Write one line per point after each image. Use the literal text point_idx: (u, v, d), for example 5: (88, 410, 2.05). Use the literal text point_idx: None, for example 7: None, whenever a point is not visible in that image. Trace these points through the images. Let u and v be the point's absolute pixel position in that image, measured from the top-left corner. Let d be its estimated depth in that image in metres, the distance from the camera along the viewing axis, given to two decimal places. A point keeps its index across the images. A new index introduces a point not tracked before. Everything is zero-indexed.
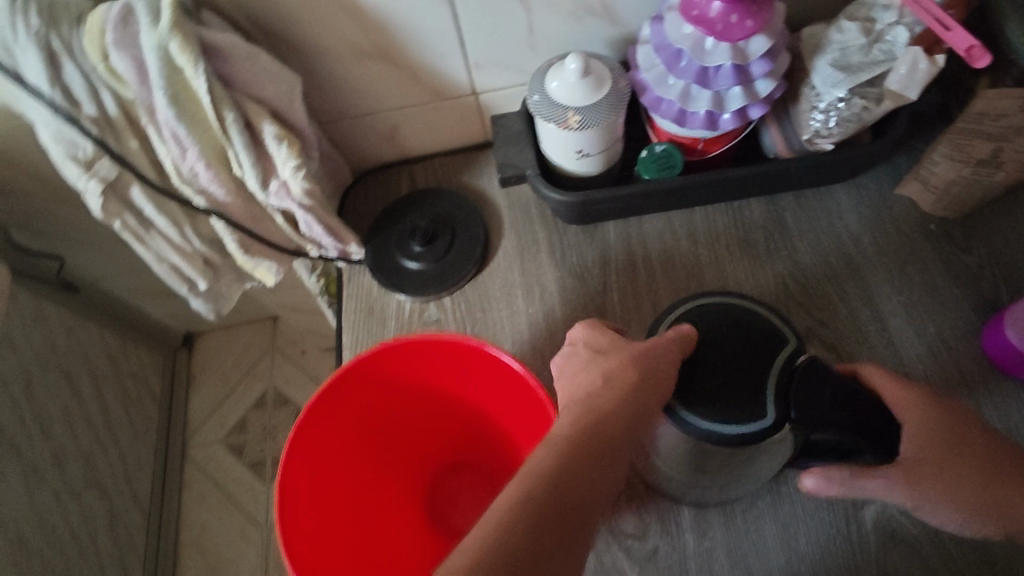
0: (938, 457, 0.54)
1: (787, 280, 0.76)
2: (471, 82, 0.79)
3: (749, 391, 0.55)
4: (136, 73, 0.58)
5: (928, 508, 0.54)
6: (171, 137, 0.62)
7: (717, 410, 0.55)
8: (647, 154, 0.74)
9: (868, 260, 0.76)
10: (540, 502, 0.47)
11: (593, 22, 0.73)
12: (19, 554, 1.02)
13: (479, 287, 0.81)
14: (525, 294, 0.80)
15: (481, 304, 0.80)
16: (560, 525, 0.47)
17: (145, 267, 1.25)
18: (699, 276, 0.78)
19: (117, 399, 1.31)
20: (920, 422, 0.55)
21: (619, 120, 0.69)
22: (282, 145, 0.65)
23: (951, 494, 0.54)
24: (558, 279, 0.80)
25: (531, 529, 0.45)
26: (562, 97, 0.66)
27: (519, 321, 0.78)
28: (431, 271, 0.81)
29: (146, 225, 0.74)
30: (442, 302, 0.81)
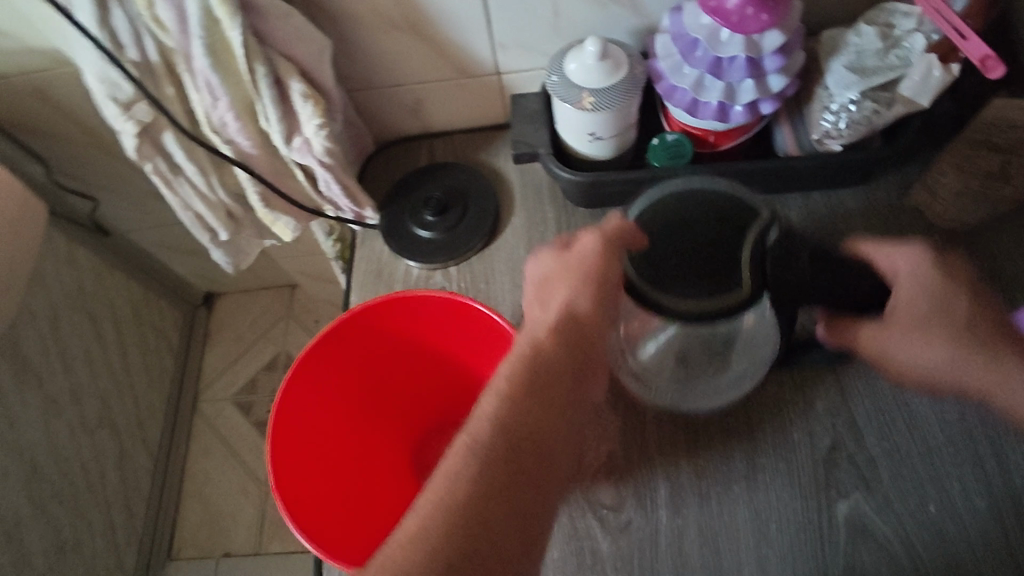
0: (937, 287, 0.58)
1: None
2: (495, 62, 0.82)
3: (714, 269, 0.55)
4: (178, 22, 0.61)
5: (925, 355, 0.58)
6: (205, 86, 0.66)
7: (684, 295, 0.54)
8: (658, 142, 0.76)
9: None
10: (504, 442, 0.49)
11: (617, 11, 0.75)
12: (32, 480, 1.07)
13: (485, 260, 0.84)
14: None
15: (485, 276, 0.83)
16: (528, 471, 0.49)
17: (173, 221, 1.30)
18: None
19: (136, 346, 1.37)
20: (916, 267, 0.59)
21: (632, 107, 0.71)
22: (308, 103, 0.69)
23: (957, 352, 0.57)
24: None
25: (492, 473, 0.47)
26: (579, 78, 0.69)
27: (520, 295, 0.81)
28: (441, 240, 0.84)
29: (176, 171, 0.78)
30: (448, 272, 0.83)
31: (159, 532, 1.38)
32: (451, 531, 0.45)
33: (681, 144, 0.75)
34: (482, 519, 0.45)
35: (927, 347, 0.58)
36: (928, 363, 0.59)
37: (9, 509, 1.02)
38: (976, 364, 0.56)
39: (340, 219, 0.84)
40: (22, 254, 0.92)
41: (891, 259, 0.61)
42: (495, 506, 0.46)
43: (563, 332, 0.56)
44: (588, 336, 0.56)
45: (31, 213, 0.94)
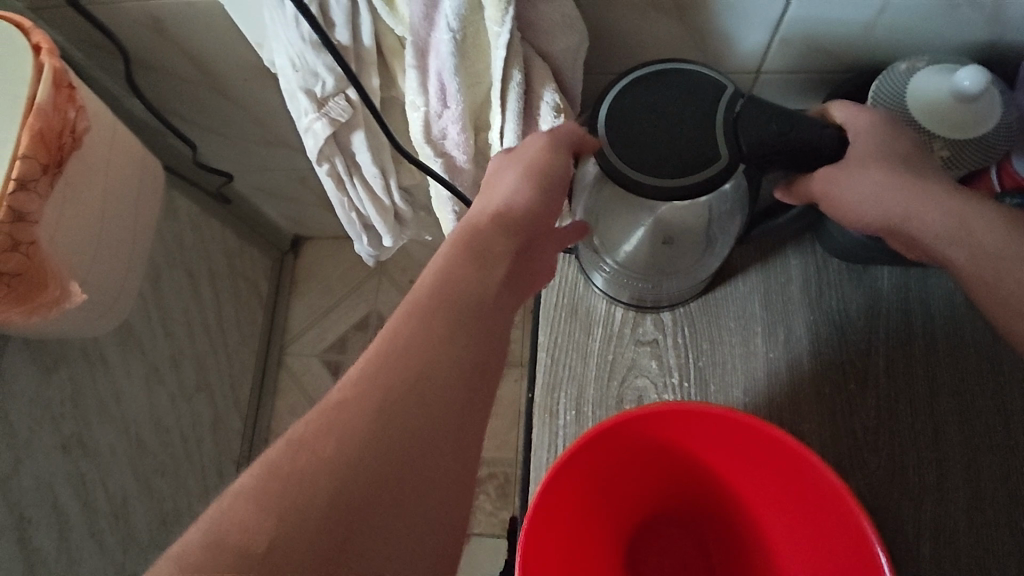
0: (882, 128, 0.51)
1: None
2: (763, 59, 0.62)
3: (683, 147, 0.47)
4: (424, 6, 0.43)
5: (860, 184, 0.51)
6: (437, 90, 0.49)
7: (648, 171, 0.46)
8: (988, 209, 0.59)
9: None
10: (416, 373, 0.37)
11: (967, 16, 0.55)
12: (136, 456, 0.99)
13: (710, 311, 0.68)
14: (766, 332, 0.66)
15: (710, 333, 0.67)
16: (442, 396, 0.37)
17: (276, 169, 1.13)
18: (994, 362, 0.63)
19: (229, 299, 1.25)
20: (877, 124, 0.51)
21: (985, 162, 0.54)
22: (559, 120, 0.51)
23: (918, 189, 0.50)
24: (809, 324, 0.66)
25: (419, 371, 0.37)
26: (935, 117, 0.52)
27: (755, 365, 0.66)
28: (645, 286, 0.66)
29: (352, 171, 0.61)
30: (662, 320, 0.68)
31: None
32: (356, 456, 0.33)
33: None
34: (437, 449, 0.35)
35: (865, 172, 0.51)
36: (886, 209, 0.51)
37: (116, 489, 0.95)
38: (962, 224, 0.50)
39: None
40: (142, 228, 0.78)
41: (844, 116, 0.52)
42: (392, 447, 0.34)
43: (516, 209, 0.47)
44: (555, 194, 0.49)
45: (151, 179, 0.78)
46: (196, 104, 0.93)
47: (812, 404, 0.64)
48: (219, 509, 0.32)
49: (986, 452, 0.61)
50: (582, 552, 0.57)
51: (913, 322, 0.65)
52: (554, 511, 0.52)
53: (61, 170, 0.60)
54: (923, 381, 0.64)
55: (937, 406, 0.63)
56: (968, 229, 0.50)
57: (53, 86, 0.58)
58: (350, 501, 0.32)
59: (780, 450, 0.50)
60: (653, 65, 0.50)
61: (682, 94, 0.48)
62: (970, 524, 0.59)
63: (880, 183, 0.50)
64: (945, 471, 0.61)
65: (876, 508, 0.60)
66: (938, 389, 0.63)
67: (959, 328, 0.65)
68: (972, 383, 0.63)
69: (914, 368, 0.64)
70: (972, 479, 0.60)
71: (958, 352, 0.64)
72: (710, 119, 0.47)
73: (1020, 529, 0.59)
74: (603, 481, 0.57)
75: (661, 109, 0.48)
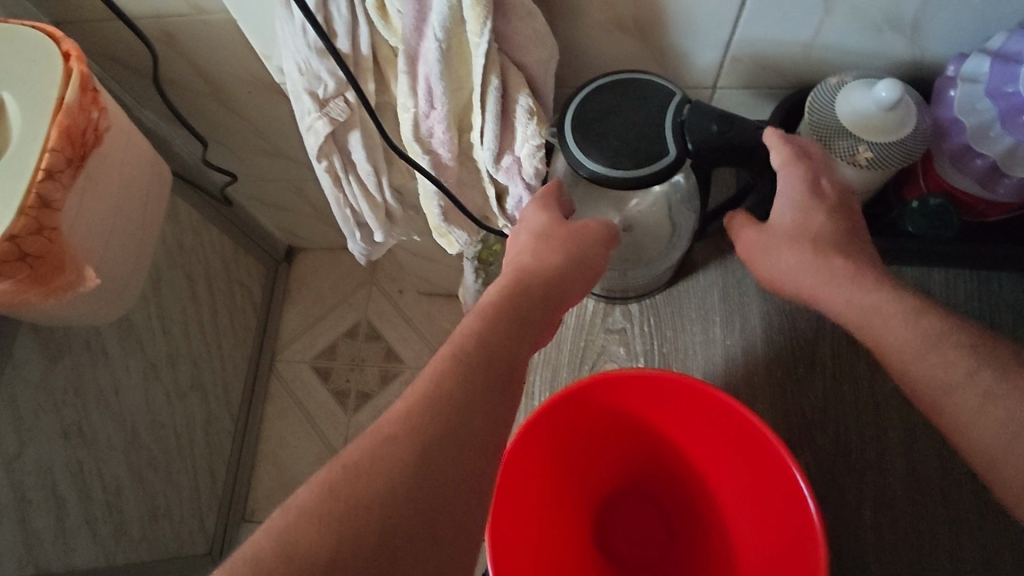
0: (807, 208, 0.58)
1: None
2: (717, 75, 0.70)
3: (638, 144, 0.54)
4: (414, 19, 0.50)
5: (781, 260, 0.61)
6: (425, 93, 0.56)
7: (607, 163, 0.53)
8: (916, 206, 0.64)
9: None
10: (462, 402, 0.44)
11: (890, 38, 0.63)
12: (132, 449, 1.03)
13: (674, 302, 0.74)
14: (724, 321, 0.73)
15: (673, 322, 0.73)
16: (483, 418, 0.45)
17: (274, 179, 1.20)
18: None
19: (224, 304, 1.30)
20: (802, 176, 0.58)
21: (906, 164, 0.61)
22: (532, 122, 0.58)
23: (826, 275, 0.58)
24: (763, 314, 0.73)
25: (471, 391, 0.45)
26: (861, 123, 0.59)
27: (715, 351, 0.71)
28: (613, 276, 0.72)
29: (348, 169, 0.68)
30: (630, 310, 0.74)
31: (236, 494, 1.38)
32: (413, 448, 0.41)
33: (942, 210, 0.63)
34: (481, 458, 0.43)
35: (783, 249, 0.60)
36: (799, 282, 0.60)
37: (111, 479, 0.99)
38: (880, 318, 0.56)
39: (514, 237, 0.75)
40: (150, 224, 0.84)
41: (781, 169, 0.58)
42: (440, 447, 0.42)
43: (541, 262, 0.57)
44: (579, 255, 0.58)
45: (159, 180, 0.85)
46: (203, 115, 1.00)
47: (765, 386, 0.70)
48: (305, 492, 0.39)
49: (923, 430, 0.67)
50: (552, 511, 0.62)
51: None
52: (523, 469, 0.58)
53: (83, 164, 0.67)
54: (868, 366, 0.69)
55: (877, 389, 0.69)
56: (881, 316, 0.56)
57: (80, 88, 0.64)
58: (400, 494, 0.39)
59: (725, 413, 0.56)
60: (614, 75, 0.57)
61: (638, 99, 0.56)
62: (909, 497, 0.65)
63: (797, 266, 0.60)
64: (887, 448, 0.67)
65: (823, 482, 0.66)
66: (880, 374, 0.69)
67: None
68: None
69: (859, 355, 0.70)
70: (909, 456, 0.66)
71: None
72: (661, 120, 0.54)
73: (952, 497, 0.64)
74: (571, 446, 0.63)
75: (620, 112, 0.55)
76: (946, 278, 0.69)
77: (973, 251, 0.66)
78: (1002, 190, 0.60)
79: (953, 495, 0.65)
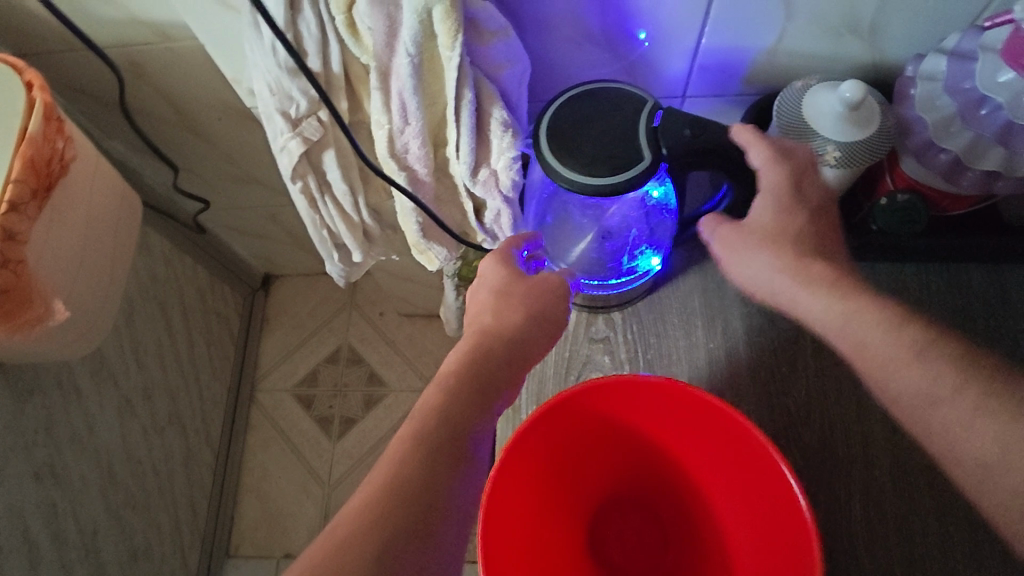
0: (783, 202, 0.59)
1: None
2: (686, 83, 0.71)
3: (614, 152, 0.54)
4: (385, 35, 0.51)
5: (745, 260, 0.61)
6: (399, 109, 0.56)
7: (585, 171, 0.54)
8: (885, 203, 0.65)
9: None
10: (423, 479, 0.48)
11: (850, 42, 0.65)
12: (107, 488, 0.99)
13: (655, 308, 0.74)
14: (706, 325, 0.73)
15: (656, 328, 0.73)
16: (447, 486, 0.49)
17: (248, 205, 1.18)
18: None
19: (200, 334, 1.28)
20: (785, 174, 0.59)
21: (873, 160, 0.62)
22: (508, 134, 0.59)
23: (796, 274, 0.57)
24: (744, 316, 0.73)
25: (433, 465, 0.49)
26: (827, 125, 0.60)
27: (698, 355, 0.72)
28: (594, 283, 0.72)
29: (323, 189, 0.67)
30: (613, 319, 0.74)
31: (219, 530, 1.34)
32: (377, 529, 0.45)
33: (911, 206, 0.64)
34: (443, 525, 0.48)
35: (744, 250, 0.61)
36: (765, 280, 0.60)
37: (87, 521, 0.95)
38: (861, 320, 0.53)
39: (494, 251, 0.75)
40: (120, 254, 0.82)
41: (762, 160, 0.59)
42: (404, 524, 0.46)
43: (501, 325, 0.60)
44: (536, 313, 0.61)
45: (130, 209, 0.83)
46: (173, 143, 0.99)
47: (750, 388, 0.70)
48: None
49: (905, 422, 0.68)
50: (543, 520, 0.62)
51: None
52: (514, 480, 0.57)
53: (49, 195, 0.65)
54: (850, 360, 0.70)
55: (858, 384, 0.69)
56: (860, 323, 0.53)
57: (44, 118, 0.63)
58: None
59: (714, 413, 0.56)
60: (585, 84, 0.58)
61: (610, 107, 0.56)
62: (898, 491, 0.65)
63: (763, 264, 0.60)
64: (872, 444, 0.67)
65: (813, 481, 0.66)
66: (862, 369, 0.70)
67: None
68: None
69: (841, 351, 0.70)
70: (894, 450, 0.67)
71: None
72: (635, 126, 0.55)
73: (939, 487, 0.65)
74: (560, 453, 0.62)
75: (593, 121, 0.56)
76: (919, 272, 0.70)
77: (939, 244, 0.68)
78: (968, 184, 0.61)
79: (940, 487, 0.65)
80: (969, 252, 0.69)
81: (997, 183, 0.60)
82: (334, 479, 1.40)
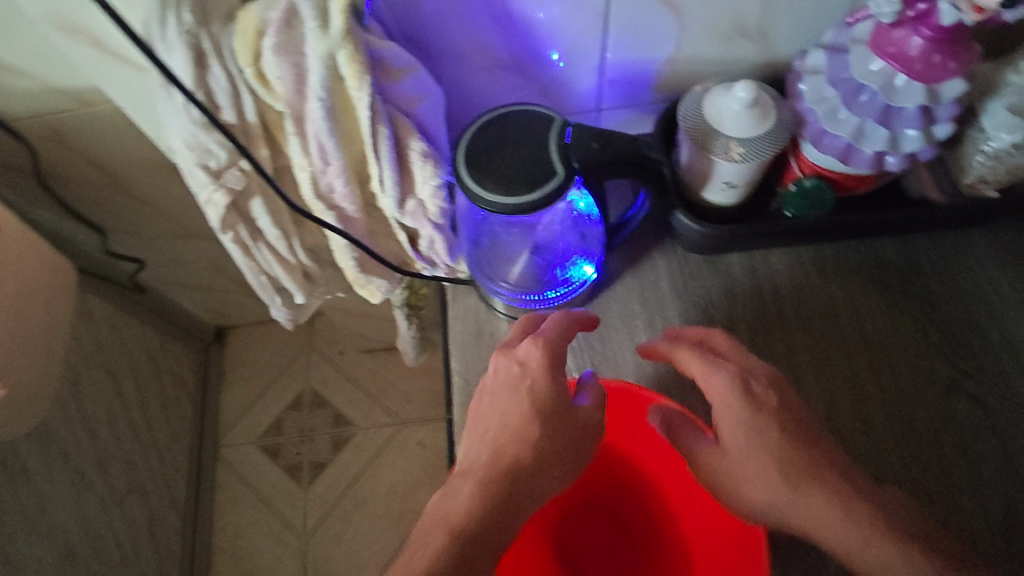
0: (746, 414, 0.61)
1: (925, 327, 0.72)
2: (598, 98, 0.75)
3: (529, 168, 0.57)
4: (294, 82, 0.52)
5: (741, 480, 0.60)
6: (317, 150, 0.57)
7: (504, 190, 0.56)
8: (793, 189, 0.70)
9: (1005, 305, 0.72)
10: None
11: (742, 45, 0.69)
12: (67, 568, 0.96)
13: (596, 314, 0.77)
14: (646, 325, 0.76)
15: (599, 333, 0.76)
16: None
17: (190, 261, 1.17)
18: (833, 316, 0.74)
19: (154, 397, 1.25)
20: (745, 425, 0.61)
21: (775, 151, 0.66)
22: (429, 164, 0.61)
23: (790, 489, 0.58)
24: (681, 311, 0.76)
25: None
26: (727, 123, 0.64)
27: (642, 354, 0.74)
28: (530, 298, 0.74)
29: (256, 236, 0.68)
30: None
31: None
32: None
33: (821, 192, 0.70)
34: None
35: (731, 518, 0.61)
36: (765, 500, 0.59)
37: None
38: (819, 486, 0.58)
39: (434, 277, 0.76)
40: (56, 325, 0.81)
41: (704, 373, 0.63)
42: None
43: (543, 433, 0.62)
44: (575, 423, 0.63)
45: (62, 278, 0.82)
46: (105, 207, 0.98)
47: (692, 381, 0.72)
48: None
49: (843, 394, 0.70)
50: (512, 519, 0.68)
51: (763, 293, 0.76)
52: None
53: None
54: (794, 340, 0.73)
55: (794, 362, 0.72)
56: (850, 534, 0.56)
57: None
58: None
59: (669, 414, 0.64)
60: (496, 109, 0.60)
61: (521, 128, 0.59)
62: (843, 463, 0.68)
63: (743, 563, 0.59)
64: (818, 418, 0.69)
65: None
66: (806, 345, 0.73)
67: (801, 292, 0.75)
68: (835, 334, 0.73)
69: (782, 331, 0.74)
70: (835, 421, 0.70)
71: (802, 312, 0.74)
72: (546, 142, 0.57)
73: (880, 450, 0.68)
74: None
75: (506, 143, 0.58)
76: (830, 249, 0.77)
77: (855, 221, 0.73)
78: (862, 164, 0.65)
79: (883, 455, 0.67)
80: (886, 226, 0.74)
81: (889, 161, 0.64)
82: (309, 527, 1.37)
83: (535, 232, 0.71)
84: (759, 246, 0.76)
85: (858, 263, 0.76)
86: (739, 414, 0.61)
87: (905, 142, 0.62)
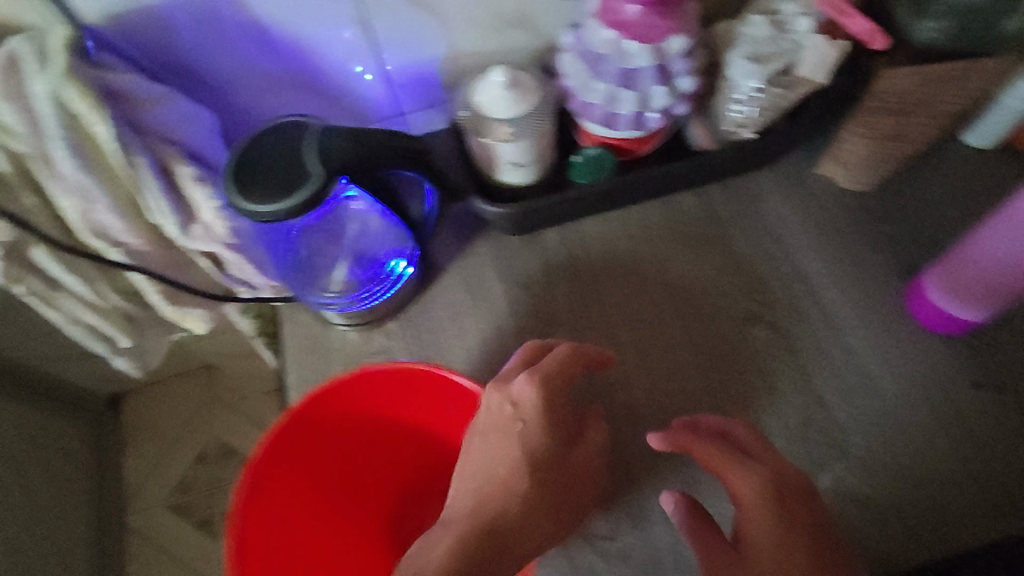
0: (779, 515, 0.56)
1: (726, 269, 0.76)
2: (395, 104, 0.77)
3: (289, 171, 0.58)
4: (28, 125, 0.53)
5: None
6: (74, 188, 0.58)
7: (264, 199, 0.57)
8: (579, 159, 0.72)
9: (793, 236, 0.77)
10: None
11: (513, 34, 0.73)
12: None
13: (423, 308, 0.78)
14: (472, 311, 0.78)
15: (428, 326, 0.77)
16: None
17: (53, 329, 1.14)
18: (642, 273, 0.77)
19: (39, 475, 1.20)
20: (773, 524, 0.55)
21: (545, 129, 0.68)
22: (206, 187, 0.61)
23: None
24: (504, 291, 0.78)
25: None
26: (492, 107, 0.66)
27: (470, 339, 0.76)
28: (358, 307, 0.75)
29: (54, 285, 0.67)
30: (387, 330, 0.77)
31: None
32: None
33: (605, 160, 0.73)
34: None
35: None
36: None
37: None
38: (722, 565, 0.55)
39: (259, 298, 0.77)
40: None
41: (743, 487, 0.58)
42: None
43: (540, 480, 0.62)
44: (567, 467, 0.64)
45: None
46: None
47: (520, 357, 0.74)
48: None
49: (653, 344, 0.74)
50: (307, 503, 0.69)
51: (575, 262, 0.78)
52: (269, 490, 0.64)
53: None
54: (607, 308, 0.76)
55: (609, 321, 0.75)
56: None
57: None
58: None
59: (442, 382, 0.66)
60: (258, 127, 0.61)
61: (278, 137, 0.60)
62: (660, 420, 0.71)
63: None
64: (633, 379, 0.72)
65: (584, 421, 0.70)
66: (617, 311, 0.76)
67: (610, 254, 0.78)
68: (642, 298, 0.76)
69: (595, 300, 0.76)
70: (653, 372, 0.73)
71: (612, 273, 0.77)
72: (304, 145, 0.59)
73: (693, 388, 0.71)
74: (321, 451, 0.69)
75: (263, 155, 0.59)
76: (634, 210, 0.80)
77: (648, 183, 0.76)
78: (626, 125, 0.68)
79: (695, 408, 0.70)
80: (684, 176, 0.77)
81: (649, 119, 0.68)
82: None
83: (343, 238, 0.73)
84: (563, 219, 0.79)
85: (662, 222, 0.79)
86: (761, 525, 0.55)
87: (653, 96, 0.65)
